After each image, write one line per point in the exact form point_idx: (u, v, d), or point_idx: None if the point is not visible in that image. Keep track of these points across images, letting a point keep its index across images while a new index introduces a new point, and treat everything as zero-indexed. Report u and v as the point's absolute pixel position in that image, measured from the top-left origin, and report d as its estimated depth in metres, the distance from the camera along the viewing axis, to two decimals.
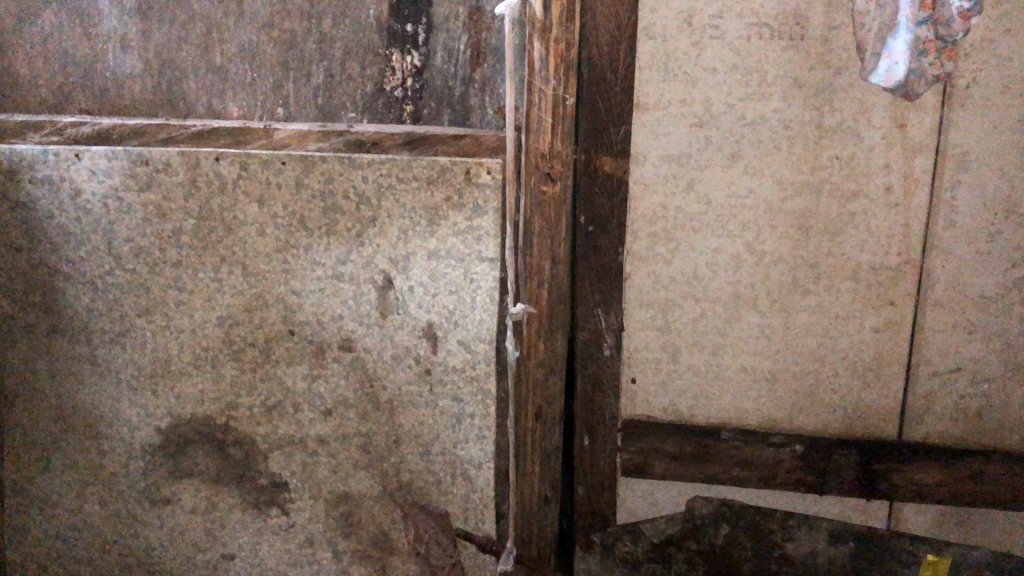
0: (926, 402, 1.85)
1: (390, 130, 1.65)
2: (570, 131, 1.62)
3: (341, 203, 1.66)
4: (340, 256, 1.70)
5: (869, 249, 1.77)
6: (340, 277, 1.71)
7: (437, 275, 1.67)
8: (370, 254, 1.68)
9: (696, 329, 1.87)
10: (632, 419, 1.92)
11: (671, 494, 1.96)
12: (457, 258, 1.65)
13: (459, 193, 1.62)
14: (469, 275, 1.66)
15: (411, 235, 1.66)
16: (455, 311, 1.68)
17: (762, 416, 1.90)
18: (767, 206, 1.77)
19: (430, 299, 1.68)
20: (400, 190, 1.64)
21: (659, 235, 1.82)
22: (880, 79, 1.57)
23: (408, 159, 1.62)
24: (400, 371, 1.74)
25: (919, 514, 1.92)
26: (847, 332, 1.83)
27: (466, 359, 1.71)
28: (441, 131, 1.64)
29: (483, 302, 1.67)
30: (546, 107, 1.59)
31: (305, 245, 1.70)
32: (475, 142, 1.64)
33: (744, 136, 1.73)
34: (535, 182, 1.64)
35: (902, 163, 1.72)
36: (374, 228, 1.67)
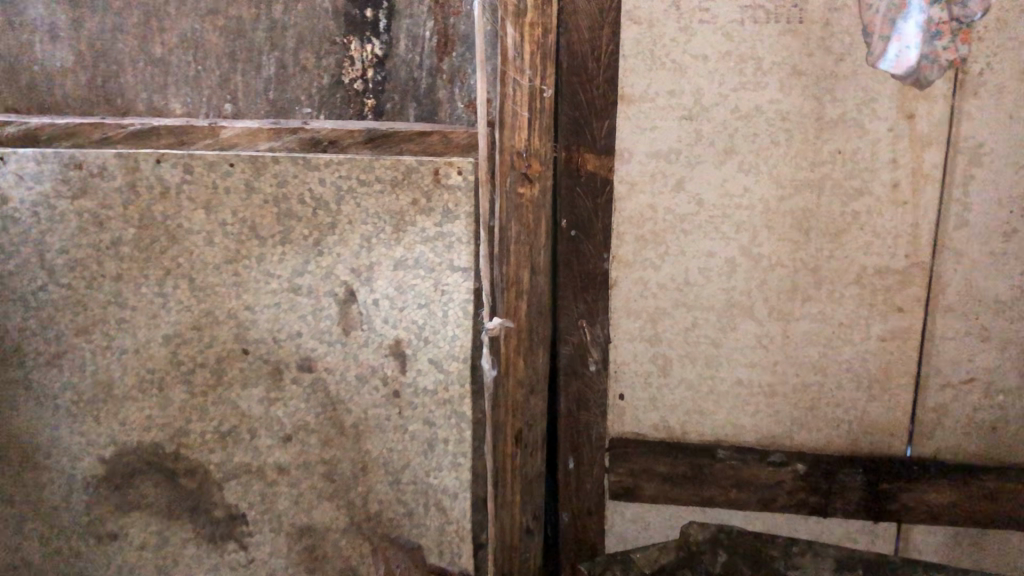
0: (937, 415, 1.72)
1: (349, 127, 1.48)
2: (548, 126, 1.50)
3: (298, 209, 1.51)
4: (297, 267, 1.54)
5: (875, 251, 1.63)
6: (297, 290, 1.55)
7: (404, 287, 1.51)
8: (330, 264, 1.53)
9: (688, 341, 1.72)
10: (619, 438, 1.78)
11: (663, 518, 1.82)
12: (426, 268, 1.50)
13: (427, 196, 1.47)
14: (441, 287, 1.51)
15: (375, 243, 1.50)
16: (426, 326, 1.53)
17: (760, 434, 1.76)
18: (764, 205, 1.63)
19: (398, 314, 1.53)
20: (361, 195, 1.48)
21: (647, 238, 1.67)
22: (891, 65, 1.53)
23: (371, 160, 1.47)
24: (365, 393, 1.58)
25: (929, 537, 1.78)
26: (851, 340, 1.69)
27: (438, 378, 1.55)
28: (406, 128, 1.47)
29: (456, 316, 1.52)
30: (522, 101, 1.45)
31: (258, 257, 1.54)
32: (443, 140, 1.47)
33: (738, 129, 1.59)
34: (511, 184, 1.49)
35: (911, 157, 1.58)
36: (335, 235, 1.51)
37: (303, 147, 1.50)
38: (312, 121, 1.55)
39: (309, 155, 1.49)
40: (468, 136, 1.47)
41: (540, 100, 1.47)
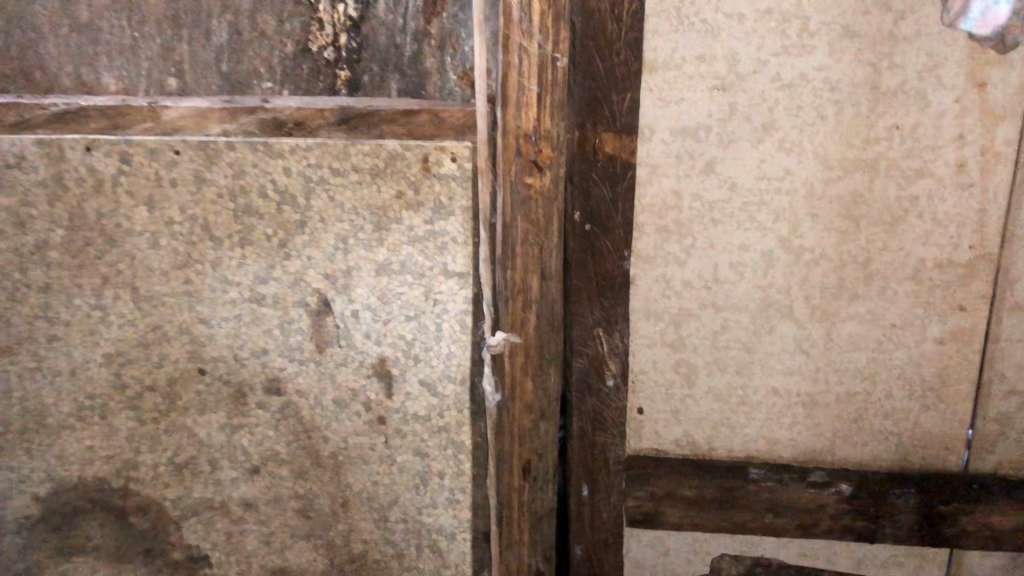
0: (999, 425, 1.50)
1: (319, 105, 1.23)
2: (563, 102, 1.21)
3: (259, 205, 1.26)
4: (259, 274, 1.29)
5: (935, 242, 1.41)
6: (260, 300, 1.30)
7: (389, 296, 1.28)
8: (299, 269, 1.28)
9: (716, 346, 1.50)
10: (638, 456, 1.56)
11: (685, 543, 1.61)
12: (414, 274, 1.27)
13: (415, 187, 1.23)
14: (432, 295, 1.27)
15: (352, 244, 1.26)
16: (416, 342, 1.29)
17: (798, 450, 1.55)
18: (808, 190, 1.40)
19: (382, 327, 1.29)
20: (335, 186, 1.24)
21: (670, 230, 1.44)
22: (972, 25, 1.29)
23: (345, 145, 1.22)
24: (344, 419, 1.35)
25: (985, 560, 1.57)
26: (904, 344, 1.47)
27: (430, 404, 1.32)
28: (388, 106, 1.23)
29: (451, 330, 1.29)
30: (529, 72, 1.18)
31: (214, 261, 1.29)
32: (432, 119, 1.23)
33: (779, 101, 1.35)
34: (516, 173, 1.22)
35: (980, 132, 1.34)
36: (304, 235, 1.27)
37: (261, 131, 1.24)
38: (274, 98, 1.30)
39: (272, 140, 1.23)
40: (464, 115, 1.22)
41: (552, 70, 1.19)
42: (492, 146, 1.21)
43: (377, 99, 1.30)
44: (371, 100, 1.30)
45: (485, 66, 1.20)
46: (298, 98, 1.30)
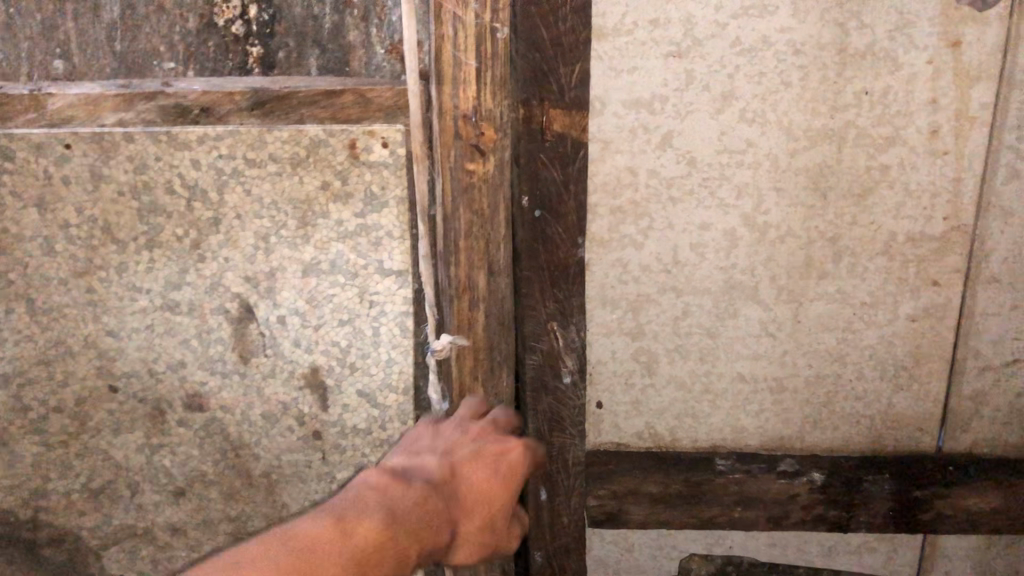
0: (974, 403, 1.43)
1: (227, 88, 1.10)
2: (504, 77, 1.09)
3: (166, 201, 1.12)
4: (171, 278, 1.16)
5: (907, 214, 1.32)
6: (174, 307, 1.17)
7: (318, 299, 1.16)
8: (215, 273, 1.15)
9: (678, 332, 1.40)
10: (599, 451, 1.46)
11: (650, 539, 1.52)
12: (346, 274, 1.15)
13: (343, 177, 1.11)
14: (368, 296, 1.16)
15: (274, 243, 1.14)
16: (351, 348, 1.18)
17: (766, 437, 1.46)
18: (771, 163, 1.29)
19: (313, 334, 1.17)
20: (251, 177, 1.11)
21: (626, 211, 1.32)
22: None
23: (260, 132, 1.10)
24: (276, 436, 1.22)
25: (960, 541, 1.52)
26: (876, 322, 1.38)
27: (371, 415, 1.20)
28: (307, 87, 1.11)
29: (391, 333, 1.17)
30: (465, 44, 1.06)
31: (119, 265, 1.15)
32: (358, 100, 1.11)
33: (739, 68, 1.24)
34: (455, 158, 1.10)
35: (954, 96, 1.25)
36: (219, 235, 1.14)
37: (160, 118, 1.11)
38: (177, 80, 1.16)
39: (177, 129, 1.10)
40: (393, 94, 1.11)
41: (491, 41, 1.07)
42: (428, 129, 1.10)
43: (293, 79, 1.16)
44: (286, 80, 1.16)
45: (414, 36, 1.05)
46: (204, 79, 1.16)
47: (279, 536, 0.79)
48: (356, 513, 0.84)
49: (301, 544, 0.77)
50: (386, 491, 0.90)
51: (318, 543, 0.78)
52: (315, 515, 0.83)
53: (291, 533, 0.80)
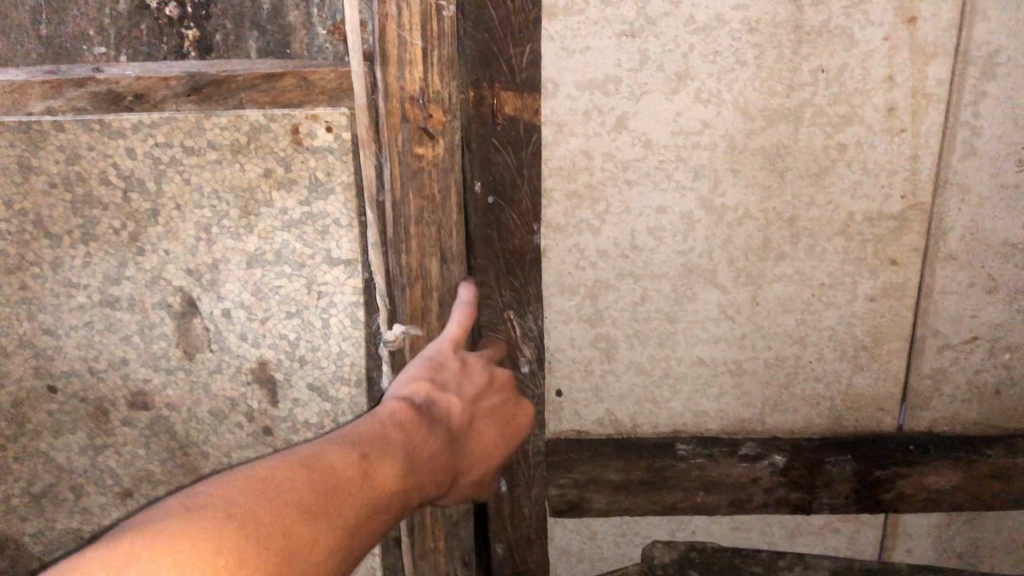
0: (934, 382, 1.43)
1: (160, 73, 1.10)
2: (451, 58, 1.06)
3: (102, 194, 1.12)
4: (110, 273, 1.16)
5: (865, 193, 1.30)
6: (113, 302, 1.17)
7: (265, 291, 1.16)
8: (155, 267, 1.15)
9: (636, 318, 1.38)
10: (558, 440, 1.44)
11: (612, 526, 1.51)
12: (293, 263, 1.15)
13: (285, 163, 1.10)
14: (316, 287, 1.16)
15: (216, 233, 1.14)
16: (300, 340, 1.18)
17: (726, 421, 1.45)
18: (728, 144, 1.27)
19: (259, 327, 1.18)
20: (190, 167, 1.11)
21: (581, 194, 1.29)
22: None
23: (197, 119, 1.09)
24: (226, 434, 1.23)
25: (921, 519, 1.52)
26: (836, 303, 1.37)
27: (323, 409, 1.22)
28: (246, 70, 1.10)
29: (340, 325, 1.17)
30: (409, 24, 1.01)
31: (55, 262, 1.15)
32: (300, 83, 1.09)
33: (694, 47, 1.21)
34: (403, 141, 1.06)
35: (910, 73, 1.23)
36: (158, 225, 1.14)
37: (89, 104, 1.10)
38: (109, 65, 1.15)
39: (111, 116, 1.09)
40: (337, 77, 1.09)
41: (437, 21, 1.03)
42: (373, 111, 1.07)
43: (230, 63, 1.16)
44: (225, 64, 1.15)
45: (358, 18, 1.03)
46: (138, 64, 1.15)
47: (295, 457, 0.75)
48: (380, 457, 0.81)
49: (316, 470, 0.74)
50: (411, 435, 0.88)
51: (339, 476, 0.75)
52: (341, 443, 0.80)
53: (308, 454, 0.76)
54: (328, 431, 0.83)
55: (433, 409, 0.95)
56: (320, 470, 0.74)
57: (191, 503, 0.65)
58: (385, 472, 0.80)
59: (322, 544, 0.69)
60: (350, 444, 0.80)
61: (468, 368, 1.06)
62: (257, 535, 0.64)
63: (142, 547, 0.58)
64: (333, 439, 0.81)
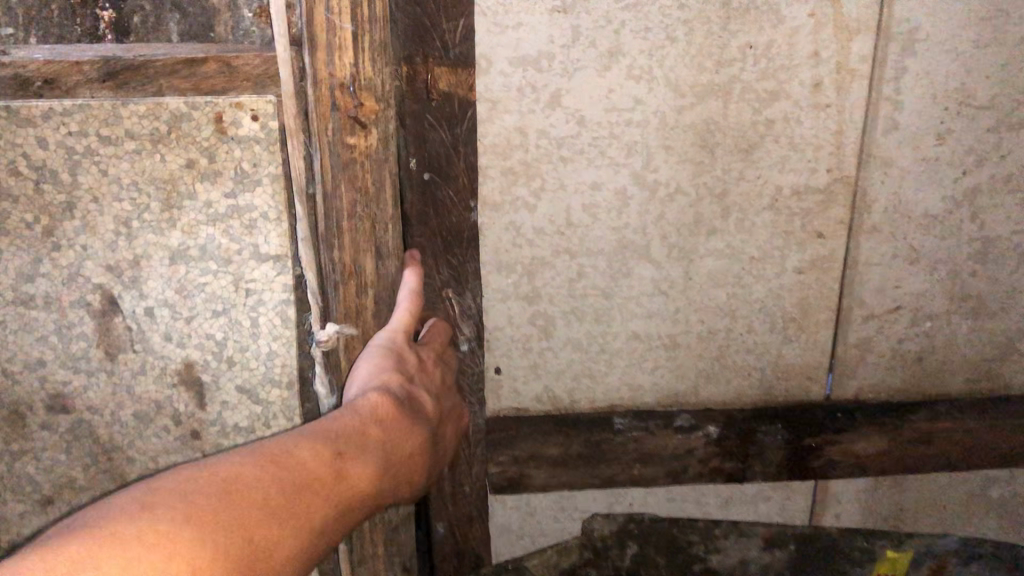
0: (860, 351, 1.47)
1: (73, 58, 1.05)
2: (383, 44, 1.05)
3: (13, 184, 1.07)
4: (23, 270, 1.11)
5: (792, 167, 1.33)
6: (27, 302, 1.12)
7: (189, 288, 1.14)
8: (73, 263, 1.11)
9: (573, 295, 1.39)
10: (499, 417, 1.45)
11: (551, 501, 1.52)
12: (219, 259, 1.13)
13: (209, 154, 1.09)
14: (243, 284, 1.15)
15: (137, 228, 1.11)
16: (227, 338, 1.17)
17: (661, 394, 1.48)
18: (659, 120, 1.28)
19: (184, 326, 1.16)
20: (107, 157, 1.07)
21: (516, 171, 1.29)
22: None
23: (113, 106, 1.05)
24: (152, 438, 1.21)
25: (849, 484, 1.56)
26: (765, 276, 1.40)
27: (252, 413, 1.21)
28: (163, 56, 1.06)
29: (269, 322, 1.17)
30: (337, 7, 1.00)
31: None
32: (222, 69, 1.07)
33: (625, 23, 1.22)
34: (334, 131, 1.05)
35: (835, 49, 1.26)
36: (74, 220, 1.10)
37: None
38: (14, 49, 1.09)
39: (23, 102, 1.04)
40: (260, 61, 1.07)
41: (368, 4, 1.02)
42: (302, 98, 1.05)
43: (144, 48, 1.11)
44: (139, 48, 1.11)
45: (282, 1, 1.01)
46: (47, 48, 1.10)
47: (269, 450, 0.78)
48: (353, 455, 0.85)
49: (284, 468, 0.77)
50: (385, 435, 0.92)
51: (313, 477, 0.78)
52: (321, 438, 0.84)
53: (280, 449, 0.79)
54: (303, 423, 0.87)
55: (406, 404, 0.99)
56: (304, 473, 0.78)
57: (162, 486, 0.69)
58: (359, 471, 0.84)
59: (278, 551, 0.72)
60: (325, 441, 0.84)
61: (422, 366, 1.12)
62: (220, 536, 0.67)
63: (83, 562, 0.58)
64: (308, 434, 0.83)
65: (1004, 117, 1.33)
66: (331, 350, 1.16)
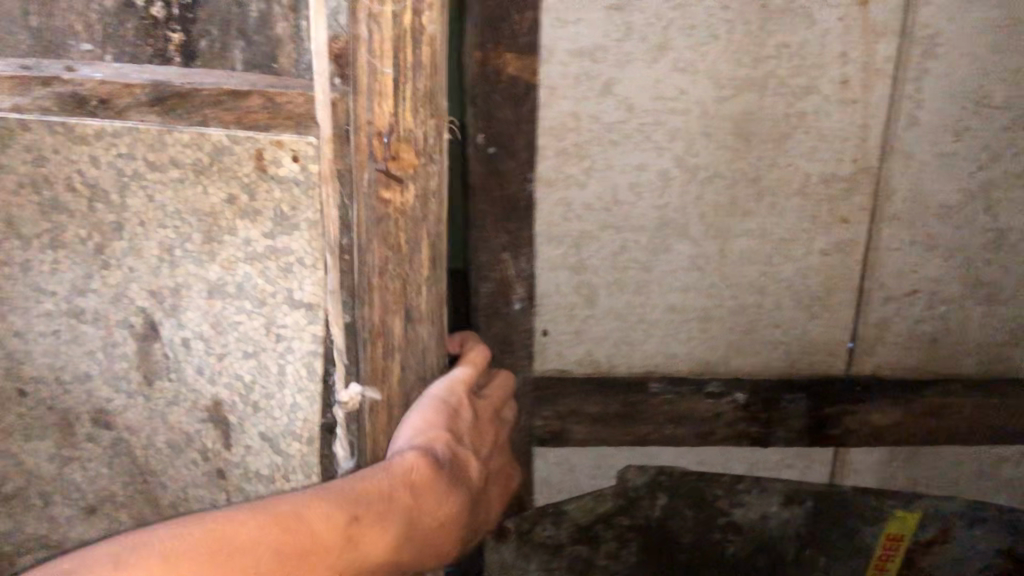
0: (879, 330, 1.61)
1: (127, 79, 0.88)
2: (430, 90, 0.86)
3: (67, 199, 1.00)
4: (76, 283, 1.04)
5: (820, 157, 1.47)
6: (79, 314, 1.06)
7: (223, 325, 1.00)
8: (120, 283, 1.03)
9: (616, 267, 1.53)
10: (544, 377, 1.59)
11: (588, 459, 1.67)
12: (253, 298, 0.98)
13: (249, 190, 0.93)
14: (274, 329, 0.98)
15: (179, 257, 0.99)
16: (255, 384, 1.02)
17: (694, 361, 1.62)
18: (701, 109, 1.43)
19: (216, 363, 1.03)
20: (154, 183, 0.96)
21: (570, 152, 1.44)
22: None
23: (160, 133, 0.93)
24: (182, 468, 1.11)
25: (863, 456, 1.69)
26: (794, 257, 1.54)
27: (274, 462, 1.05)
28: (212, 83, 0.87)
29: (297, 374, 0.99)
30: (382, 50, 0.81)
31: (22, 264, 1.04)
32: (265, 105, 0.87)
33: (673, 21, 1.37)
34: (368, 182, 0.86)
35: (862, 50, 1.40)
36: (122, 240, 1.01)
37: (2, 91, 0.90)
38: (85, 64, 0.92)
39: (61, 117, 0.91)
40: (303, 99, 0.86)
41: (414, 47, 0.83)
42: None
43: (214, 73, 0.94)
44: (204, 72, 0.93)
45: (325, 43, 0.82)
46: (111, 65, 0.92)
47: (284, 514, 0.76)
48: (372, 520, 0.82)
49: (296, 527, 0.76)
50: (415, 499, 0.86)
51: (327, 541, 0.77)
52: (340, 503, 0.80)
53: (296, 509, 0.77)
54: (325, 486, 0.82)
55: (449, 469, 0.92)
56: (317, 537, 0.77)
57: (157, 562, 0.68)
58: (375, 537, 0.81)
59: None
60: (346, 502, 0.81)
61: (477, 429, 1.02)
62: None
63: None
64: (331, 493, 0.81)
65: (1016, 116, 1.46)
66: (356, 410, 0.96)
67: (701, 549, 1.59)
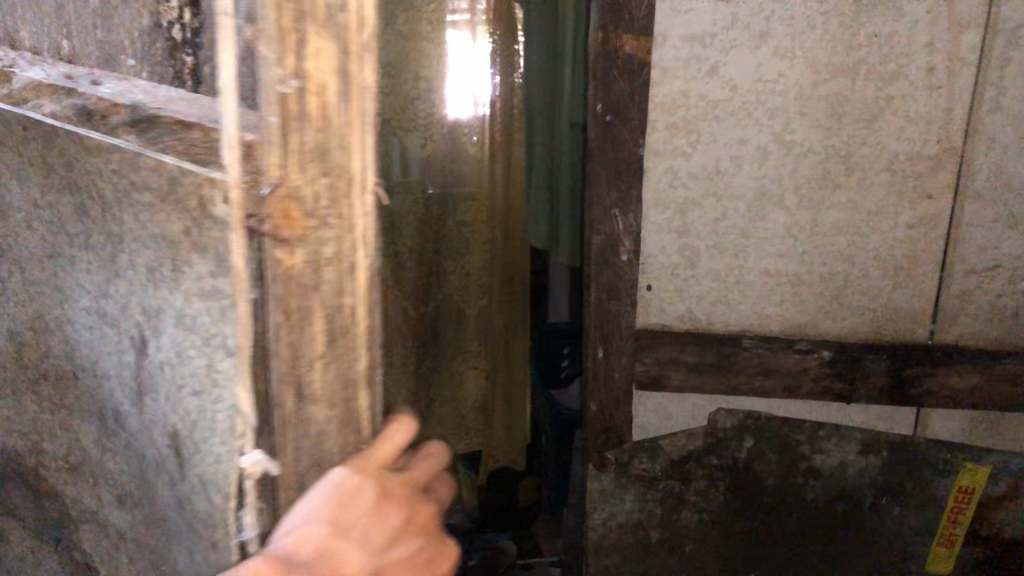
0: (961, 301, 1.73)
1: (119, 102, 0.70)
2: (332, 136, 0.51)
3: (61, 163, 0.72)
4: (95, 266, 0.71)
5: (906, 137, 1.63)
6: (104, 312, 0.71)
7: (184, 360, 0.61)
8: (124, 278, 0.67)
9: (716, 231, 1.72)
10: (644, 330, 1.76)
11: (685, 409, 1.83)
12: (201, 340, 0.58)
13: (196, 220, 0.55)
14: (214, 379, 0.58)
15: (154, 260, 0.62)
16: (201, 453, 0.62)
17: (786, 323, 1.76)
18: (798, 91, 1.62)
19: (178, 408, 0.63)
20: (131, 161, 0.62)
21: (679, 126, 1.65)
22: None
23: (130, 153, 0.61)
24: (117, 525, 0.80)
25: (947, 422, 1.80)
26: (880, 229, 1.69)
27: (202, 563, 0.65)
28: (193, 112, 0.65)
29: (221, 444, 0.58)
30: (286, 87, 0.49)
31: (53, 235, 0.77)
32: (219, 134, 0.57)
33: (775, 12, 1.59)
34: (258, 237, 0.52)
35: (948, 40, 1.58)
36: (113, 224, 0.67)
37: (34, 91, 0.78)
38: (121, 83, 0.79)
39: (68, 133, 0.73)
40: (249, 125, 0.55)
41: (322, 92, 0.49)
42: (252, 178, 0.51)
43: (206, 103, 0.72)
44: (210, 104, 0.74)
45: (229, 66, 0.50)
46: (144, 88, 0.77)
47: None
48: None
49: None
50: None
51: None
52: None
53: None
54: None
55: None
56: None
57: None
58: None
59: None
60: None
61: (379, 503, 0.58)
62: None
63: None
64: None
65: None
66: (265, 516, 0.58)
67: (782, 491, 1.77)
